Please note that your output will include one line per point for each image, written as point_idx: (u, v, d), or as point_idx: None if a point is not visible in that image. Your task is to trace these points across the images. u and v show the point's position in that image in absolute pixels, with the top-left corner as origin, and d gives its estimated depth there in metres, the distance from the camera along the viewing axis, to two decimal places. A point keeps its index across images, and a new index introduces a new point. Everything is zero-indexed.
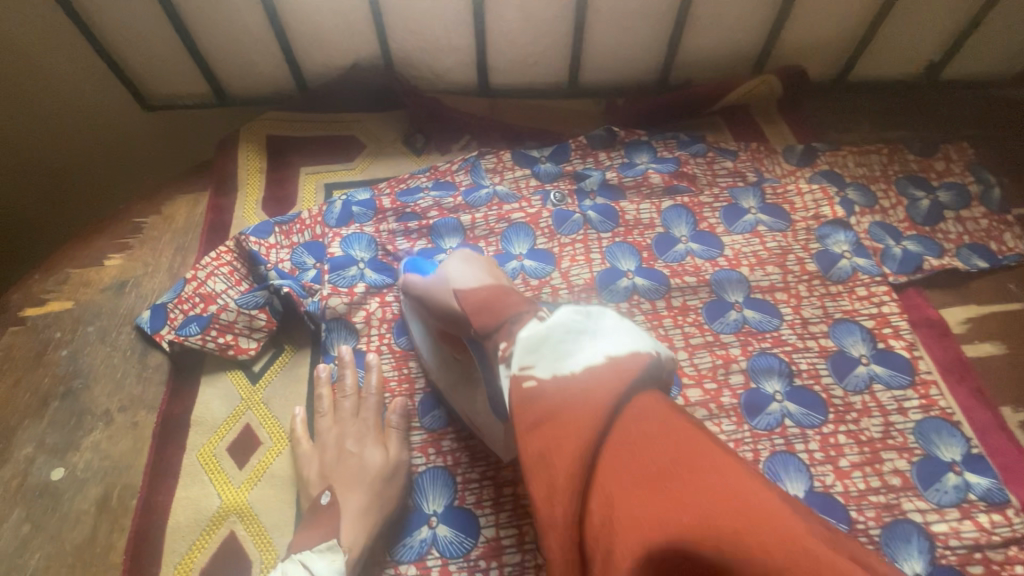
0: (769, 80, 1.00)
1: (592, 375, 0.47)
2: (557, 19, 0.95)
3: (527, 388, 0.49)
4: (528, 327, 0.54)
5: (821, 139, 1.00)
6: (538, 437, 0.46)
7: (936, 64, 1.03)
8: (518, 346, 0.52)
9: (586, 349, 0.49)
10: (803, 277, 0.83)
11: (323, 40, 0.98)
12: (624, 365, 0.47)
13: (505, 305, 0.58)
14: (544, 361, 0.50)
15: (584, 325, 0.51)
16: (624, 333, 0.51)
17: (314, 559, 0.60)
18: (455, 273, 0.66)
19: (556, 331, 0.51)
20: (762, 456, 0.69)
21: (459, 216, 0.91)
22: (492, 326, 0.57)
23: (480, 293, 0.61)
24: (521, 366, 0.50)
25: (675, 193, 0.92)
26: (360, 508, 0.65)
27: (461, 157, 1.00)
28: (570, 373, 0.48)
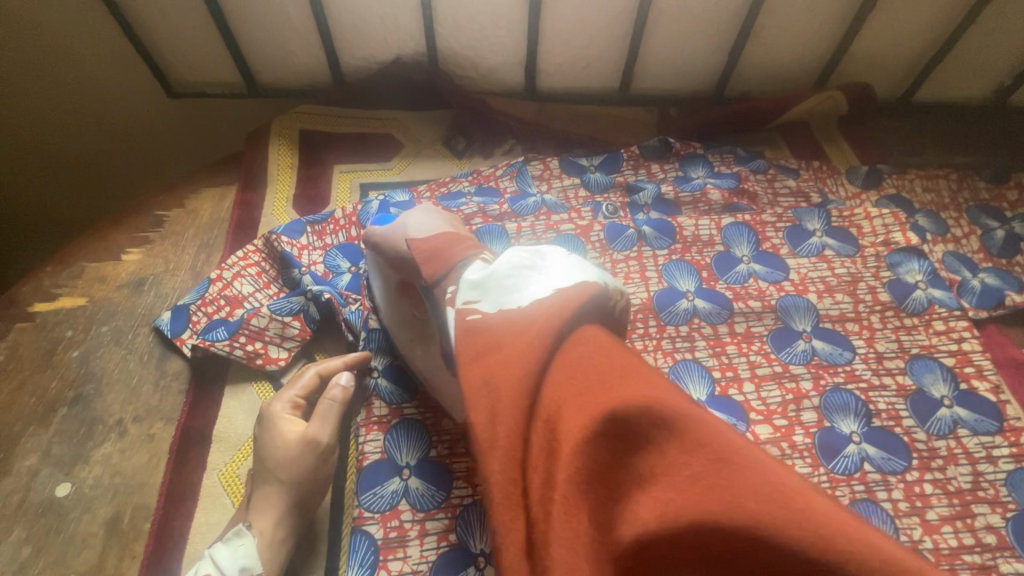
0: (836, 96, 0.96)
1: (536, 310, 0.43)
2: (616, 22, 0.90)
3: (470, 321, 0.45)
4: (473, 268, 0.51)
5: (885, 161, 0.95)
6: (480, 370, 0.42)
7: (1006, 88, 0.98)
8: (464, 284, 0.49)
9: (533, 282, 0.46)
10: (875, 307, 0.77)
11: (366, 32, 0.92)
12: (567, 295, 0.43)
13: (456, 249, 0.53)
14: (490, 297, 0.46)
15: (533, 262, 0.48)
16: (574, 268, 0.47)
17: (223, 552, 0.57)
18: (414, 223, 0.60)
19: (503, 269, 0.47)
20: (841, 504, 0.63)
21: (505, 224, 0.86)
22: (441, 271, 0.52)
23: (431, 239, 0.55)
24: (465, 300, 0.47)
25: (735, 211, 0.86)
26: (274, 492, 0.61)
27: (505, 162, 0.95)
28: (516, 307, 0.44)
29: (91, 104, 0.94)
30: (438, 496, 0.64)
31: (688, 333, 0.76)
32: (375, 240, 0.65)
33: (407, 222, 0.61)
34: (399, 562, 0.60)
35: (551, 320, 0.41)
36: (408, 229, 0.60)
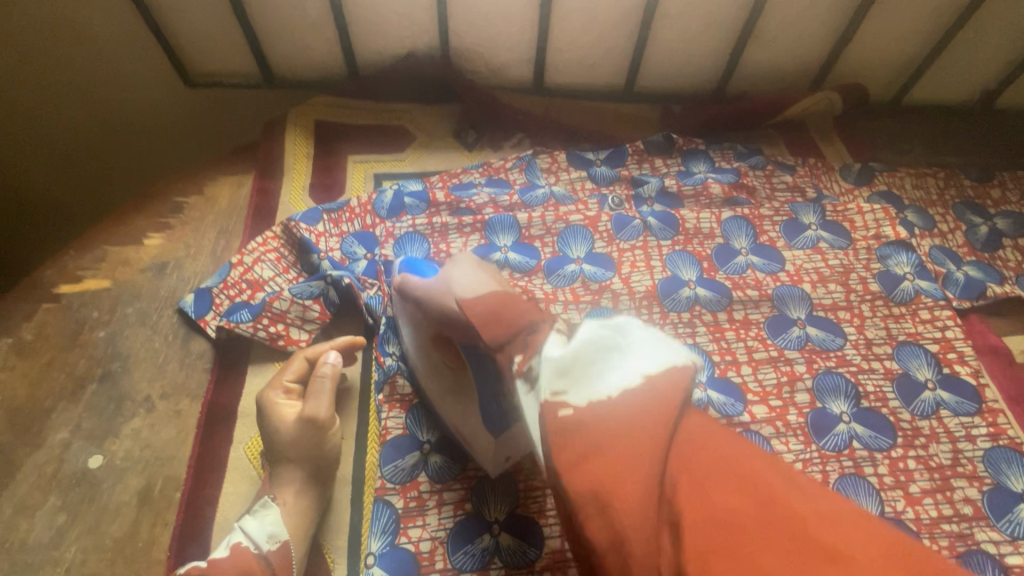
0: (831, 97, 1.00)
1: (631, 403, 0.43)
2: (623, 21, 0.93)
3: (559, 418, 0.44)
4: (549, 344, 0.49)
5: (877, 159, 1.00)
6: (583, 472, 0.41)
7: (991, 90, 1.03)
8: (540, 368, 0.47)
9: (617, 367, 0.46)
10: (866, 296, 0.81)
11: (381, 27, 0.95)
12: (662, 384, 0.44)
13: (517, 317, 0.53)
14: (576, 386, 0.45)
15: (614, 340, 0.48)
16: (654, 345, 0.47)
17: (249, 520, 0.61)
18: (460, 278, 0.58)
19: (584, 350, 0.47)
20: (832, 478, 0.68)
21: (515, 214, 0.89)
22: (505, 339, 0.52)
23: (487, 303, 0.54)
24: (550, 392, 0.45)
25: (734, 205, 0.91)
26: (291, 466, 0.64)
27: (515, 155, 0.98)
28: (606, 398, 0.44)
29: (111, 92, 0.96)
30: (455, 469, 0.67)
31: (689, 319, 0.80)
32: (416, 292, 0.62)
33: (456, 275, 0.59)
34: (419, 529, 0.64)
35: (649, 417, 0.42)
36: (457, 286, 0.57)
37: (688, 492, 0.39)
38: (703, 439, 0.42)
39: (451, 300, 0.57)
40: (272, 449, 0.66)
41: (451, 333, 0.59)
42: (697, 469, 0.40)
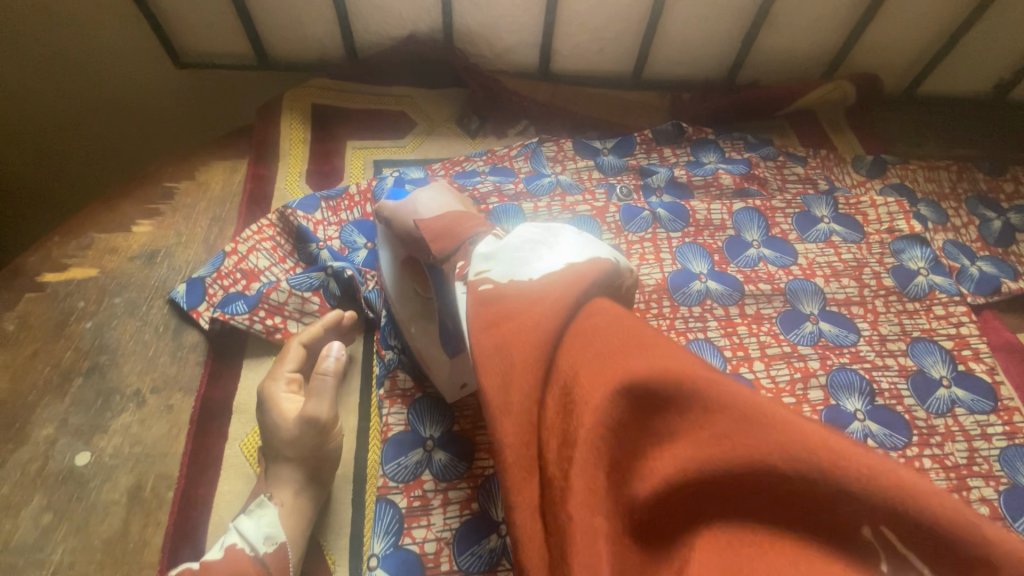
0: (844, 87, 0.98)
1: (549, 285, 0.45)
2: (634, 5, 0.90)
3: (483, 293, 0.47)
4: (485, 241, 0.52)
5: (889, 152, 0.98)
6: (491, 333, 0.43)
7: (1005, 83, 1.01)
8: (473, 260, 0.50)
9: (545, 257, 0.48)
10: (880, 291, 0.80)
11: (382, 7, 0.91)
12: (581, 269, 0.46)
13: (467, 227, 0.55)
14: (501, 267, 0.48)
15: (545, 239, 0.50)
16: (586, 245, 0.50)
17: (244, 520, 0.59)
18: (426, 200, 0.61)
19: (515, 244, 0.50)
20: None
21: (521, 204, 0.87)
22: (450, 247, 0.54)
23: (442, 217, 0.57)
24: (478, 274, 0.48)
25: (746, 196, 0.88)
26: (289, 467, 0.61)
27: (520, 142, 0.95)
28: (528, 279, 0.46)
29: (97, 71, 0.92)
30: (460, 467, 0.65)
31: (700, 313, 0.78)
32: (384, 214, 0.65)
33: (418, 198, 0.62)
34: (423, 529, 0.61)
35: (563, 295, 0.44)
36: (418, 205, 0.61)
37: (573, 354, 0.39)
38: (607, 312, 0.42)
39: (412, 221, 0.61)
40: (271, 447, 0.62)
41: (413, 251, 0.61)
42: (588, 337, 0.40)
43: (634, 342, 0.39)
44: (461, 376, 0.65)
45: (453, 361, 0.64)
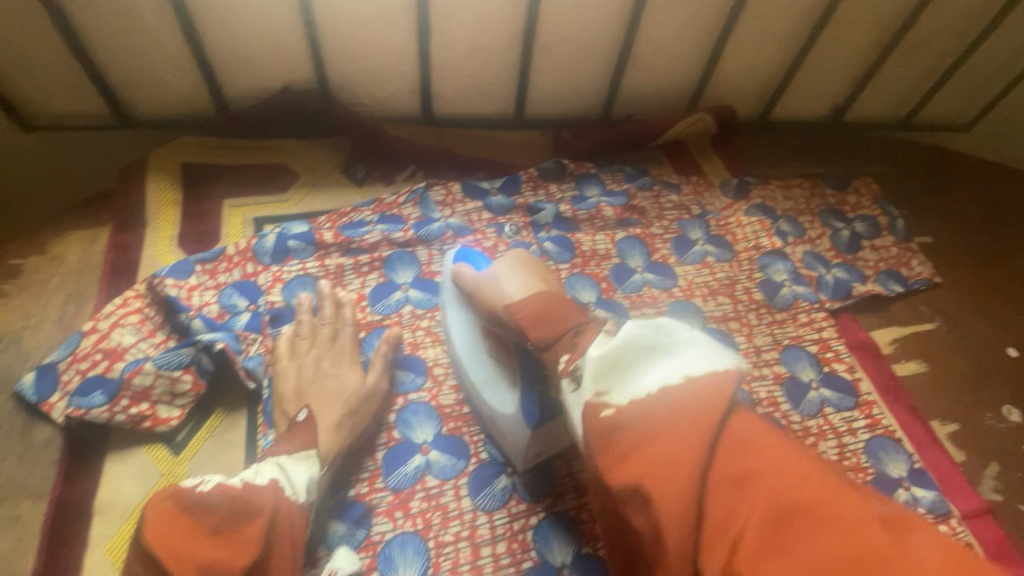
0: (705, 118, 1.06)
1: (677, 403, 0.47)
2: (506, 50, 0.94)
3: (606, 418, 0.50)
4: (597, 343, 0.55)
5: (752, 173, 1.07)
6: (625, 471, 0.46)
7: (840, 107, 1.14)
8: (588, 370, 0.53)
9: (658, 368, 0.50)
10: (752, 305, 0.86)
11: (250, 62, 0.89)
12: (702, 383, 0.48)
13: (567, 314, 0.61)
14: (619, 387, 0.51)
15: (658, 343, 0.52)
16: (704, 351, 0.51)
17: (292, 464, 0.62)
18: (509, 282, 0.69)
19: (629, 351, 0.53)
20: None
21: (414, 250, 0.86)
22: (550, 336, 0.59)
23: (538, 300, 0.63)
24: (595, 394, 0.52)
25: (627, 226, 0.93)
26: (334, 421, 0.68)
27: (407, 188, 0.95)
28: (648, 395, 0.49)
29: None
30: (358, 537, 0.64)
31: None
32: (470, 289, 0.71)
33: (499, 277, 0.70)
34: None
35: (704, 414, 0.46)
36: (503, 287, 0.68)
37: (728, 480, 0.43)
38: (751, 433, 0.45)
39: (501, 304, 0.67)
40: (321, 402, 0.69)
41: (501, 330, 0.68)
42: (730, 457, 0.44)
43: (785, 466, 0.42)
44: (547, 446, 0.66)
45: (536, 431, 0.65)
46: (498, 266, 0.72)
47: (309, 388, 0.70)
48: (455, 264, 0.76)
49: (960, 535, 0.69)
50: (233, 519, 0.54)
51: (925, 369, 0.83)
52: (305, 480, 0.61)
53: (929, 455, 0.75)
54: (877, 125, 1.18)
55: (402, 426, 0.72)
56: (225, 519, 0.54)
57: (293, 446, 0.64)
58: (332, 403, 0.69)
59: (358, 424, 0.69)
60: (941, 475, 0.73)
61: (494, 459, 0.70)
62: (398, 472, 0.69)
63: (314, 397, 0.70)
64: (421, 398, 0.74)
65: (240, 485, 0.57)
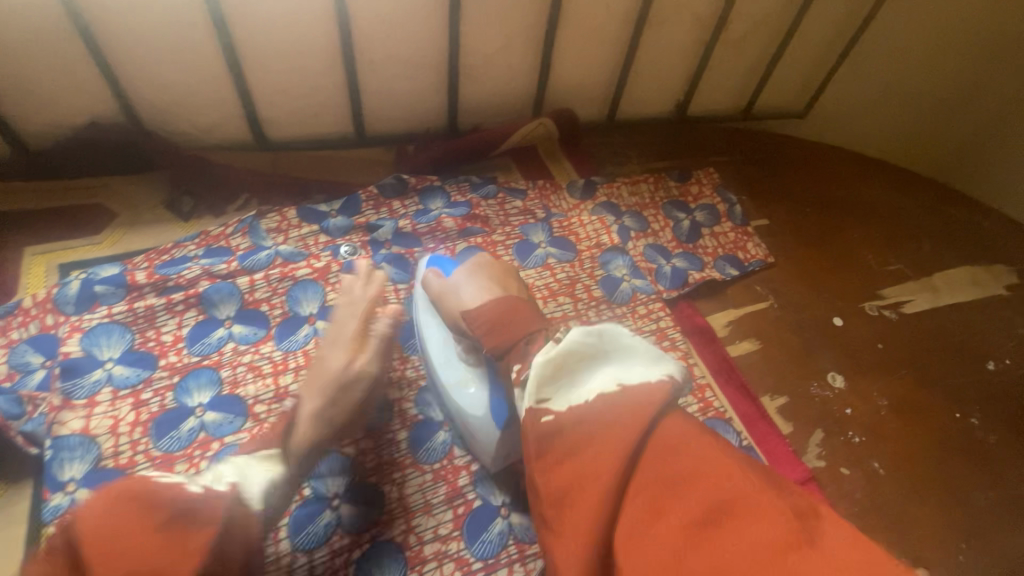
0: (545, 123, 1.06)
1: (611, 409, 0.52)
2: (328, 69, 0.91)
3: (543, 424, 0.54)
4: (543, 349, 0.58)
5: (599, 173, 1.09)
6: (560, 474, 0.52)
7: (682, 103, 1.18)
8: (534, 372, 0.57)
9: (598, 376, 0.55)
10: (591, 303, 0.88)
11: (40, 100, 0.83)
12: (633, 391, 0.53)
13: (524, 320, 0.62)
14: (559, 392, 0.56)
15: (598, 348, 0.58)
16: (639, 359, 0.56)
17: (252, 465, 0.58)
18: (471, 298, 0.70)
19: (570, 356, 0.57)
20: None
21: (236, 280, 0.82)
22: (504, 343, 0.62)
23: (490, 309, 0.64)
24: (536, 399, 0.56)
25: (469, 235, 0.93)
26: (312, 412, 0.67)
27: (238, 218, 0.90)
28: (584, 401, 0.54)
29: None
30: None
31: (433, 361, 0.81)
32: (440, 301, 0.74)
33: (461, 288, 0.72)
34: None
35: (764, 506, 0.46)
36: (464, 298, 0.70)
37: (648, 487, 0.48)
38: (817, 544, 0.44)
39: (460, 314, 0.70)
40: (312, 388, 0.69)
41: (468, 342, 0.71)
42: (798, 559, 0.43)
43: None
44: (508, 450, 0.70)
45: (505, 432, 0.69)
46: (463, 274, 0.73)
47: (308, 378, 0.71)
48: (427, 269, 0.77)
49: None
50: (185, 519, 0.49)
51: (757, 348, 0.87)
52: (265, 481, 0.57)
53: (757, 431, 0.78)
54: (719, 117, 1.23)
55: None
56: (177, 518, 0.49)
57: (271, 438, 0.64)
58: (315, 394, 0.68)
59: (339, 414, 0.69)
60: (766, 449, 0.76)
61: (318, 495, 0.70)
62: None
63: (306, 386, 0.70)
64: (241, 440, 0.70)
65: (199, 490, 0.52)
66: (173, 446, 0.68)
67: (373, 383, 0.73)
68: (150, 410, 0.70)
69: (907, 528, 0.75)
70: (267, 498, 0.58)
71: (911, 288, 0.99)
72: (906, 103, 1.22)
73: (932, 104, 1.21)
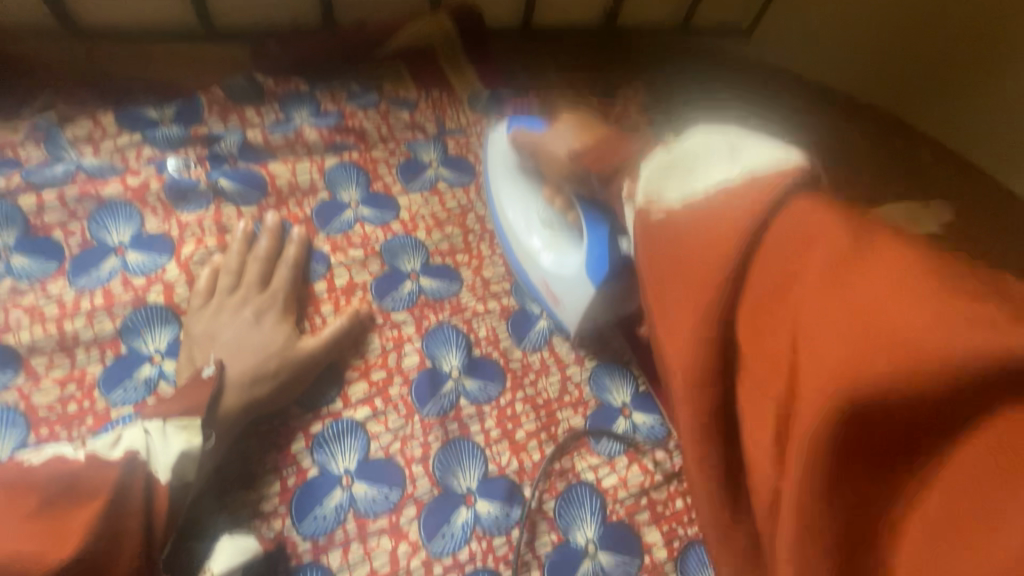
0: (441, 22, 0.87)
1: (728, 201, 0.37)
2: None
3: (655, 223, 0.41)
4: (654, 155, 0.44)
5: (510, 86, 0.92)
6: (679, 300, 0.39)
7: (610, 11, 1.01)
8: (643, 172, 0.44)
9: (726, 166, 0.39)
10: (484, 234, 0.74)
11: None
12: (770, 177, 0.37)
13: (621, 146, 0.52)
14: (674, 188, 0.42)
15: (733, 139, 0.41)
16: (772, 146, 0.39)
17: (164, 435, 0.47)
18: (560, 139, 0.60)
19: (693, 151, 0.42)
20: (403, 519, 0.55)
21: (18, 200, 0.63)
22: (609, 169, 0.51)
23: (593, 146, 0.55)
24: (645, 198, 0.43)
25: (340, 151, 0.76)
26: (244, 379, 0.55)
27: (32, 123, 0.71)
28: (705, 193, 0.39)
29: None
30: None
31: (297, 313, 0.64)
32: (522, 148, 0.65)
33: (556, 133, 0.61)
34: None
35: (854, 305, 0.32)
36: (560, 143, 0.60)
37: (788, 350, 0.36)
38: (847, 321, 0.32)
39: (562, 159, 0.59)
40: (235, 354, 0.56)
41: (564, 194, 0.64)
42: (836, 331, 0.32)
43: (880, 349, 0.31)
44: (596, 315, 0.61)
45: (603, 291, 0.58)
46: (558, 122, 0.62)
47: (224, 343, 0.57)
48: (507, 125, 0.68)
49: (677, 460, 0.62)
50: (68, 495, 0.40)
51: None
52: (178, 455, 0.46)
53: None
54: (653, 29, 1.06)
55: None
56: (56, 494, 0.40)
57: (190, 405, 0.51)
58: (246, 363, 0.56)
59: (278, 386, 0.56)
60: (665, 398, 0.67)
61: None
62: None
63: (227, 348, 0.57)
64: (6, 401, 0.55)
65: (84, 459, 0.42)
66: None
67: (329, 375, 0.60)
68: None
69: None
70: (183, 474, 0.47)
71: None
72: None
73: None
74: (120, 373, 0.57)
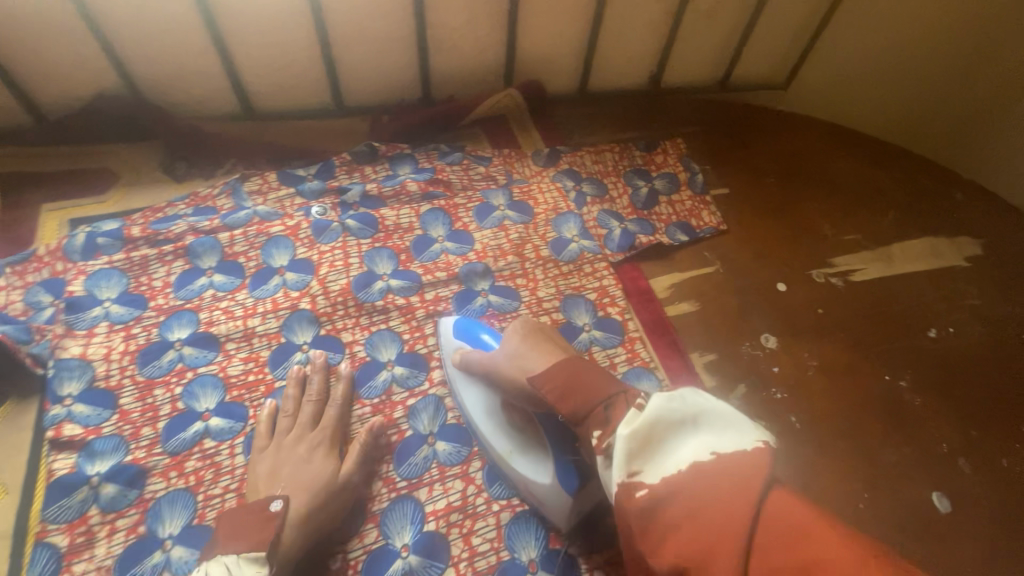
0: (512, 94, 1.10)
1: (713, 480, 0.51)
2: (304, 42, 0.98)
3: (640, 499, 0.53)
4: (626, 419, 0.58)
5: (566, 143, 1.13)
6: (669, 550, 0.49)
7: (655, 75, 1.19)
8: (619, 447, 0.56)
9: (687, 445, 0.55)
10: (539, 262, 0.94)
11: (52, 70, 0.92)
12: (728, 459, 0.52)
13: (593, 388, 0.63)
14: (651, 466, 0.55)
15: (682, 412, 0.57)
16: (725, 423, 0.56)
17: (240, 566, 0.61)
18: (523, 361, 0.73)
19: (657, 426, 0.56)
20: (471, 468, 0.77)
21: (218, 236, 0.91)
22: (583, 409, 0.63)
23: (558, 374, 0.66)
24: (629, 474, 0.55)
25: (432, 198, 0.99)
26: (301, 513, 0.67)
27: (224, 181, 0.99)
28: (678, 471, 0.53)
29: None
30: (132, 495, 0.70)
31: (399, 319, 0.87)
32: (480, 370, 0.77)
33: (513, 358, 0.74)
34: (84, 562, 0.66)
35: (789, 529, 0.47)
36: (524, 369, 0.73)
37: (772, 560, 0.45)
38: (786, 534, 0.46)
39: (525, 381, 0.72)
40: (292, 487, 0.69)
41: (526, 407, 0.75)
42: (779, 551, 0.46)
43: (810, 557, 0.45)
44: (580, 509, 0.71)
45: (577, 496, 0.71)
46: (509, 343, 0.76)
47: (281, 478, 0.70)
48: (460, 341, 0.81)
49: None
50: None
51: (694, 308, 0.93)
52: None
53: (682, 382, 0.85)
54: (695, 88, 1.23)
55: (188, 397, 0.78)
56: None
57: (254, 541, 0.63)
58: (293, 488, 0.69)
59: (324, 516, 0.69)
60: None
61: None
62: (178, 437, 0.75)
63: (287, 484, 0.69)
64: (210, 370, 0.80)
65: None
66: (154, 374, 0.79)
67: (358, 495, 0.73)
68: (138, 342, 0.81)
69: (819, 479, 0.79)
70: None
71: (864, 258, 1.01)
72: (920, 80, 1.16)
73: (956, 76, 1.13)
74: (282, 356, 0.82)
